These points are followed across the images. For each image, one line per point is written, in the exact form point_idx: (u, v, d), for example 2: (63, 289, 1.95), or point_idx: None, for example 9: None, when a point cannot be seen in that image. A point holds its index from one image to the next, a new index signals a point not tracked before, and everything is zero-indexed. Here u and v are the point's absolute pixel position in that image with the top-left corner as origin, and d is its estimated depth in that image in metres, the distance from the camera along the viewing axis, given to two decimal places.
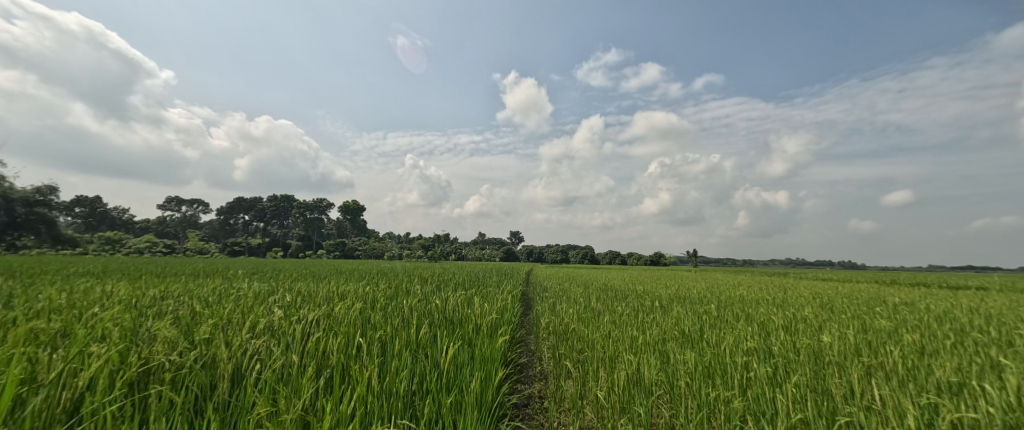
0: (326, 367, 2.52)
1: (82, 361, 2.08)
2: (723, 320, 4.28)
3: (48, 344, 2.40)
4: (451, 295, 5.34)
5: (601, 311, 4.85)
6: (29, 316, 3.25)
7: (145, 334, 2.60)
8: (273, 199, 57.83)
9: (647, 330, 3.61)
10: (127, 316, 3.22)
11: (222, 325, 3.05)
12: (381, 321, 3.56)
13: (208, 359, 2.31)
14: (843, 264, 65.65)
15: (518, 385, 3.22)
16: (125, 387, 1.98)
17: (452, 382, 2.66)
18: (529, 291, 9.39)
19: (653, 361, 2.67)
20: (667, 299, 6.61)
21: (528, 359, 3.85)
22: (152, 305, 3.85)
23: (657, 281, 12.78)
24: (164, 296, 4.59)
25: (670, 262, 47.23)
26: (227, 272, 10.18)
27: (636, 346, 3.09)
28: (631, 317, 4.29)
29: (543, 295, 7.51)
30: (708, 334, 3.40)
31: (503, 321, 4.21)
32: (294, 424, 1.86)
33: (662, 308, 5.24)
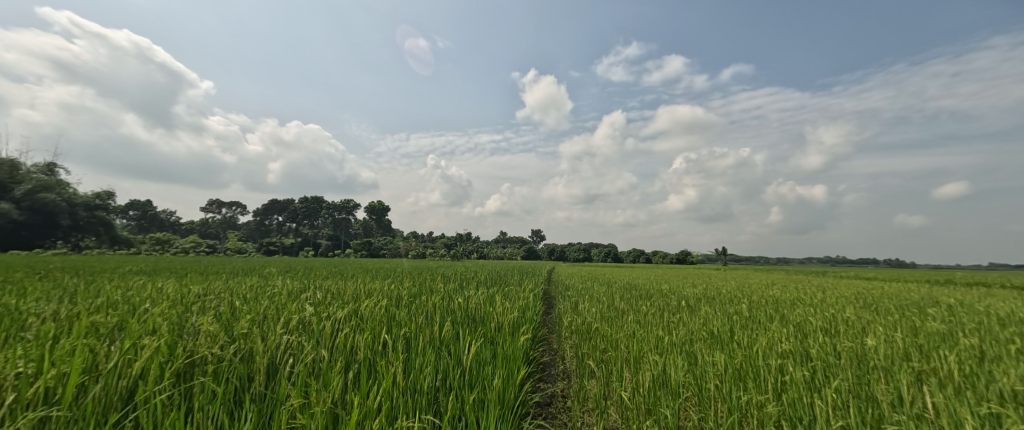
0: (354, 363, 2.58)
1: (136, 353, 2.19)
2: (755, 321, 4.13)
3: (107, 337, 2.55)
4: (473, 293, 5.35)
5: (625, 311, 4.76)
6: (89, 311, 3.46)
7: (190, 328, 2.73)
8: (303, 200, 59.77)
9: (673, 330, 3.53)
10: (175, 311, 3.39)
11: (258, 320, 3.17)
12: (406, 319, 3.61)
13: (246, 353, 2.41)
14: (885, 263, 62.27)
15: (540, 384, 3.21)
16: (173, 378, 2.08)
17: (475, 380, 2.67)
18: (550, 291, 9.29)
19: (680, 361, 2.62)
20: (695, 298, 6.44)
21: (551, 358, 3.84)
22: (195, 302, 4.02)
23: (683, 280, 12.52)
24: (208, 293, 4.80)
25: (697, 261, 46.06)
26: (263, 271, 10.52)
27: (661, 346, 3.03)
28: (656, 317, 4.21)
29: (565, 295, 7.40)
30: (739, 335, 3.29)
31: (524, 319, 4.19)
32: (325, 417, 1.91)
33: (689, 308, 5.11)
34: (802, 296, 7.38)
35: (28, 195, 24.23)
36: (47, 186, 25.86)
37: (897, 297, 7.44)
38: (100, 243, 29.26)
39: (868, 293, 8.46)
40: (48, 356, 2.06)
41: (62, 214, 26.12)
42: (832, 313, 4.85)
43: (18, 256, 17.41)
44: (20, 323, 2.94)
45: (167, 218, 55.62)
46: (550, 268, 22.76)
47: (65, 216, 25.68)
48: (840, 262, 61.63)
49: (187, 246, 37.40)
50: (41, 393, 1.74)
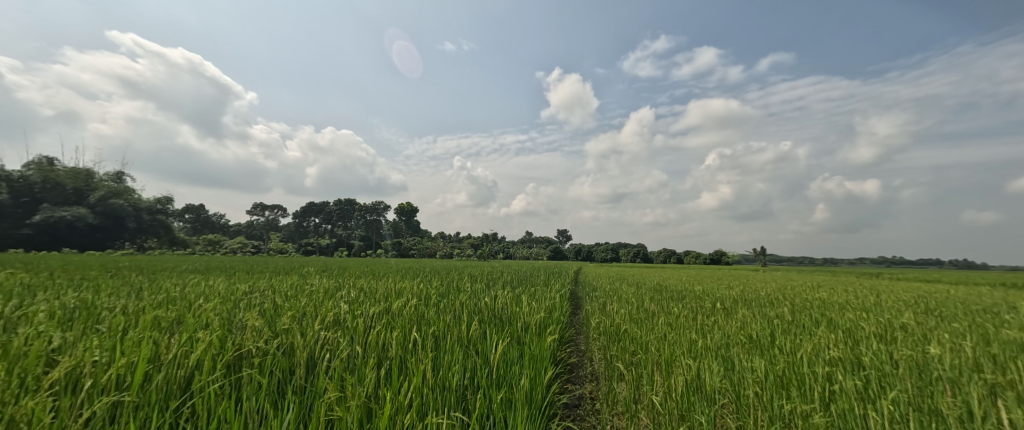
0: (386, 359, 2.62)
1: (193, 345, 2.33)
2: (799, 325, 3.93)
3: (167, 330, 2.73)
4: (500, 293, 5.36)
5: (656, 312, 4.63)
6: (153, 305, 3.73)
7: (238, 324, 2.88)
8: (337, 203, 62.02)
9: (708, 334, 3.41)
10: (225, 307, 3.59)
11: (298, 317, 3.31)
12: (434, 317, 3.65)
13: (287, 347, 2.52)
14: (946, 265, 57.68)
15: (568, 385, 3.17)
16: (224, 370, 2.18)
17: (502, 379, 2.67)
18: (577, 291, 9.22)
19: (716, 365, 2.54)
20: (731, 300, 6.22)
21: (578, 359, 3.79)
22: (243, 298, 4.24)
23: (716, 281, 12.12)
24: (254, 290, 5.09)
25: (732, 261, 44.48)
26: (306, 271, 11.11)
27: (695, 350, 2.92)
28: (689, 319, 4.08)
29: (592, 295, 7.34)
30: (781, 340, 3.14)
31: (551, 319, 4.15)
32: (359, 410, 1.95)
33: (725, 310, 4.93)
34: (851, 299, 6.95)
35: (101, 201, 27.68)
36: (115, 192, 28.94)
37: (961, 302, 6.87)
38: (165, 244, 31.94)
39: (927, 297, 7.85)
40: (119, 346, 2.23)
41: (128, 218, 28.49)
42: (888, 318, 4.54)
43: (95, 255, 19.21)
44: (96, 315, 3.21)
45: (216, 220, 59.31)
46: (579, 269, 22.61)
47: (131, 218, 28.73)
48: (891, 263, 57.84)
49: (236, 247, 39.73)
50: (115, 380, 1.87)
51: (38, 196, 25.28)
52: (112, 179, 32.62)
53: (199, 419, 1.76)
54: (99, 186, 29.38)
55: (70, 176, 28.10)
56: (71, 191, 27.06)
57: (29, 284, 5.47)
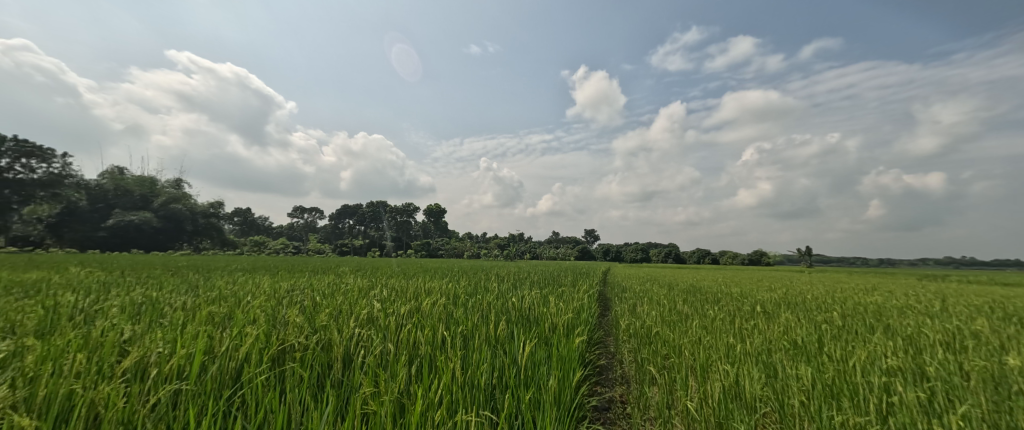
0: (417, 357, 2.66)
1: (243, 339, 2.45)
2: (850, 331, 3.69)
3: (220, 325, 2.89)
4: (527, 293, 5.36)
5: (689, 315, 4.49)
6: (208, 302, 3.97)
7: (281, 320, 3.01)
8: (370, 205, 63.87)
9: (748, 338, 3.25)
10: (270, 304, 3.76)
11: (334, 314, 3.41)
12: (462, 317, 3.67)
13: (325, 343, 2.61)
14: (1017, 266, 52.71)
15: (597, 387, 3.11)
16: (269, 363, 2.28)
17: (530, 380, 2.65)
18: (607, 291, 9.11)
19: (757, 371, 2.44)
20: (772, 303, 5.94)
21: (608, 361, 3.72)
22: (285, 296, 4.44)
23: (753, 283, 11.65)
24: (296, 288, 5.32)
25: (772, 262, 42.52)
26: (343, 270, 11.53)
27: (733, 355, 2.80)
28: (726, 323, 3.92)
29: (622, 296, 7.22)
30: (830, 347, 2.96)
31: (580, 320, 4.10)
32: (392, 405, 1.98)
33: (766, 314, 4.71)
34: (909, 304, 6.47)
35: (163, 206, 30.30)
36: (174, 198, 31.44)
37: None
38: (218, 246, 33.83)
39: (996, 302, 7.20)
40: (177, 338, 2.37)
41: (186, 221, 30.88)
42: (955, 324, 4.20)
43: (157, 256, 20.94)
44: (160, 310, 3.46)
45: (260, 223, 62.60)
46: (609, 269, 22.29)
47: (188, 221, 30.90)
48: (956, 265, 53.24)
49: (278, 247, 41.48)
50: (176, 370, 1.98)
51: (111, 202, 28.36)
52: (172, 185, 35.25)
53: (249, 409, 1.85)
54: (160, 194, 31.91)
55: (139, 185, 31.27)
56: (138, 197, 29.93)
57: (104, 281, 5.98)
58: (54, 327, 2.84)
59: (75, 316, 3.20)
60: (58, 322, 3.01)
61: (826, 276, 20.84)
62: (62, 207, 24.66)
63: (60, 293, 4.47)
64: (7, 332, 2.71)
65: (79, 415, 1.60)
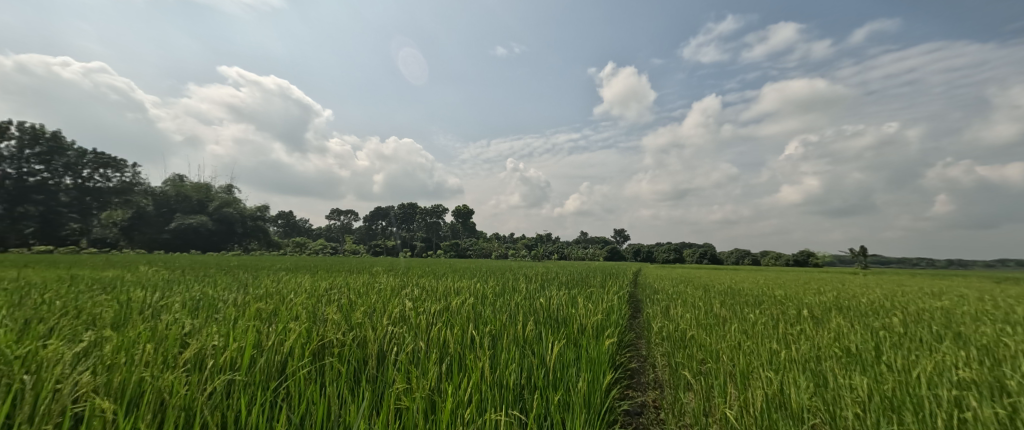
0: (447, 355, 2.68)
1: (287, 335, 2.55)
2: (912, 340, 3.41)
3: (266, 321, 3.03)
4: (557, 294, 5.32)
5: (727, 319, 4.30)
6: (256, 299, 4.16)
7: (320, 317, 3.11)
8: (402, 207, 65.37)
9: (793, 345, 3.08)
10: (310, 302, 3.90)
11: (369, 312, 3.49)
12: (491, 317, 3.67)
13: (361, 340, 2.68)
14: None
15: (629, 391, 3.04)
16: (310, 357, 2.36)
17: (559, 381, 2.61)
18: (637, 293, 8.91)
19: (804, 378, 2.31)
20: (821, 307, 5.59)
21: (640, 364, 3.63)
22: (324, 294, 4.58)
23: (797, 285, 11.09)
24: (333, 287, 5.49)
25: (818, 262, 40.17)
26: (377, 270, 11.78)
27: (775, 362, 2.66)
28: (768, 328, 3.72)
29: (654, 298, 7.02)
30: (888, 356, 2.74)
31: (610, 322, 4.02)
32: (424, 402, 2.00)
33: (813, 319, 4.44)
34: (980, 310, 5.91)
35: (217, 210, 32.38)
36: (227, 202, 33.36)
37: None
38: (264, 246, 35.30)
39: None
40: (229, 333, 2.50)
41: (236, 224, 32.69)
42: None
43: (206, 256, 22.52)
44: (215, 306, 3.66)
45: (300, 225, 65.45)
46: (641, 271, 21.78)
47: (239, 224, 32.82)
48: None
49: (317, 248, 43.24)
50: (229, 361, 2.08)
51: (174, 207, 31.55)
52: (223, 190, 37.54)
53: (293, 400, 1.91)
54: (214, 199, 33.97)
55: (197, 190, 33.42)
56: (196, 202, 32.36)
57: (169, 281, 6.07)
58: (127, 321, 3.07)
59: (144, 311, 3.44)
60: (129, 316, 3.25)
61: (882, 278, 19.47)
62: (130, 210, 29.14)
63: (131, 289, 4.82)
64: (89, 323, 2.94)
65: (148, 401, 1.69)
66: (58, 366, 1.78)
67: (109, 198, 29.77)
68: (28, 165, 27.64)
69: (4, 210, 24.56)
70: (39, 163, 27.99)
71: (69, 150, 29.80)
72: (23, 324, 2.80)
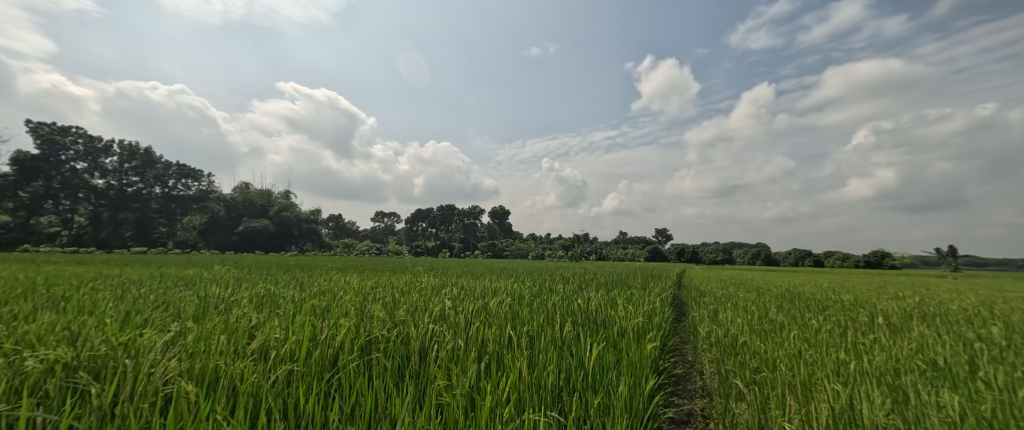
0: (485, 354, 2.67)
1: (338, 330, 2.65)
2: (1010, 354, 2.99)
3: (319, 317, 3.17)
4: (595, 295, 5.19)
5: (783, 324, 4.02)
6: (310, 296, 4.36)
7: (366, 315, 3.22)
8: (443, 208, 66.86)
9: (862, 355, 2.81)
10: (358, 299, 4.04)
11: (412, 310, 3.57)
12: (528, 317, 3.63)
13: (404, 336, 2.74)
14: None
15: (674, 398, 2.90)
16: (358, 352, 2.43)
17: (599, 384, 2.54)
18: (682, 295, 8.56)
19: (876, 391, 2.12)
20: (894, 314, 5.08)
21: (686, 370, 3.47)
22: (370, 293, 4.74)
23: (864, 289, 10.22)
24: (378, 286, 5.69)
25: (888, 262, 36.85)
26: (418, 270, 12.01)
27: (841, 373, 2.44)
28: (830, 336, 3.42)
29: (701, 301, 6.70)
30: (982, 371, 2.42)
31: (652, 325, 3.88)
32: (464, 401, 2.00)
33: (886, 327, 4.03)
34: None
35: (277, 214, 34.36)
36: (286, 207, 35.65)
37: None
38: (317, 247, 37.13)
39: None
40: (289, 327, 2.63)
41: (293, 227, 34.47)
42: None
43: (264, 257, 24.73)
44: (276, 301, 3.89)
45: (348, 227, 68.56)
46: (686, 272, 20.90)
47: (295, 227, 34.67)
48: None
49: (364, 249, 45.06)
50: (288, 353, 2.19)
51: (241, 212, 33.92)
52: (282, 196, 40.13)
53: (343, 392, 1.98)
54: (274, 204, 36.13)
55: (261, 195, 35.95)
56: (260, 206, 34.67)
57: (238, 280, 6.43)
58: (205, 313, 3.32)
59: (218, 305, 3.71)
60: (206, 309, 3.51)
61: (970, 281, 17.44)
62: (205, 216, 32.26)
63: (206, 285, 5.24)
64: (175, 315, 3.22)
65: (222, 387, 1.80)
66: (150, 353, 1.94)
67: (189, 205, 33.27)
68: (127, 177, 31.39)
69: (110, 216, 29.08)
70: (135, 175, 31.67)
71: (158, 162, 33.34)
72: (124, 315, 3.12)
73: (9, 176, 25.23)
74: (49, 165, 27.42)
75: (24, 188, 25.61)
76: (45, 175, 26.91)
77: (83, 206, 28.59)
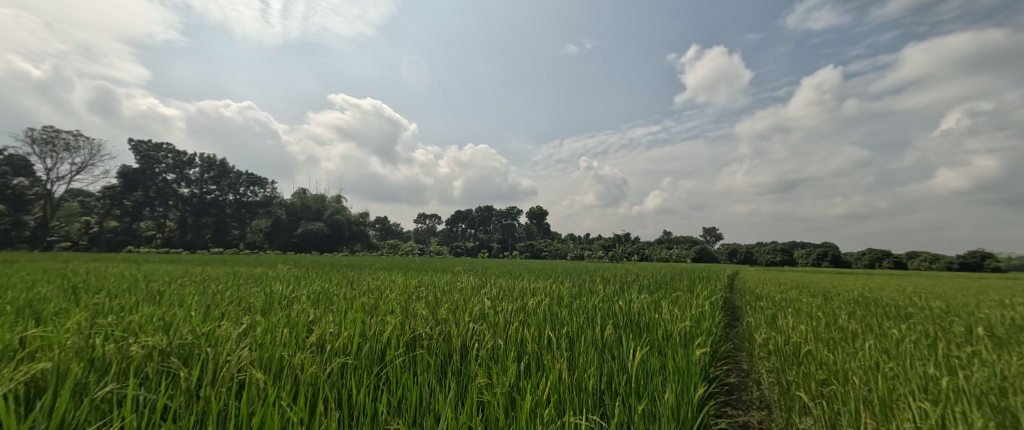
0: (524, 354, 2.64)
1: (384, 326, 2.73)
2: None
3: (368, 313, 3.27)
4: (637, 297, 5.01)
5: (854, 334, 3.66)
6: (360, 294, 4.52)
7: (410, 313, 3.27)
8: (481, 210, 67.82)
9: (955, 370, 2.49)
10: (402, 298, 4.14)
11: (454, 309, 3.60)
12: (567, 318, 3.56)
13: (446, 334, 2.77)
14: None
15: (727, 409, 2.72)
16: (404, 348, 2.49)
17: (642, 389, 2.44)
18: (734, 298, 8.09)
19: (974, 412, 1.88)
20: (990, 325, 4.47)
21: (739, 379, 3.27)
22: (413, 291, 4.83)
23: (952, 294, 9.17)
24: (421, 285, 5.82)
25: (974, 262, 33.13)
26: (458, 269, 12.17)
27: (930, 389, 2.18)
28: (913, 348, 3.06)
29: (757, 305, 6.29)
30: None
31: (700, 329, 3.68)
32: (504, 400, 1.98)
33: (986, 339, 3.55)
34: None
35: (330, 217, 36.28)
36: (338, 210, 37.59)
37: None
38: (366, 248, 38.38)
39: None
40: (342, 323, 2.72)
41: (344, 228, 36.16)
42: None
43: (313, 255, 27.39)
44: (329, 298, 4.06)
45: (392, 229, 71.08)
46: (737, 274, 19.71)
47: (346, 228, 36.28)
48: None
49: (409, 249, 46.48)
50: (342, 347, 2.27)
51: (299, 216, 36.11)
52: (334, 200, 42.33)
53: (391, 386, 2.01)
54: (327, 208, 38.22)
55: (315, 200, 38.07)
56: (315, 209, 36.75)
57: (299, 278, 6.75)
58: (270, 308, 3.54)
59: (281, 300, 3.93)
60: (271, 304, 3.73)
61: None
62: (270, 221, 35.09)
63: (269, 283, 5.59)
64: (246, 309, 3.45)
65: (285, 376, 1.88)
66: (228, 342, 2.06)
67: (256, 209, 35.57)
68: (206, 186, 34.14)
69: (194, 221, 32.15)
70: (213, 184, 34.35)
71: (232, 172, 36.02)
72: (205, 307, 3.39)
73: (116, 187, 28.76)
74: (147, 176, 30.59)
75: (128, 197, 29.10)
76: (144, 186, 30.07)
77: (174, 212, 31.41)
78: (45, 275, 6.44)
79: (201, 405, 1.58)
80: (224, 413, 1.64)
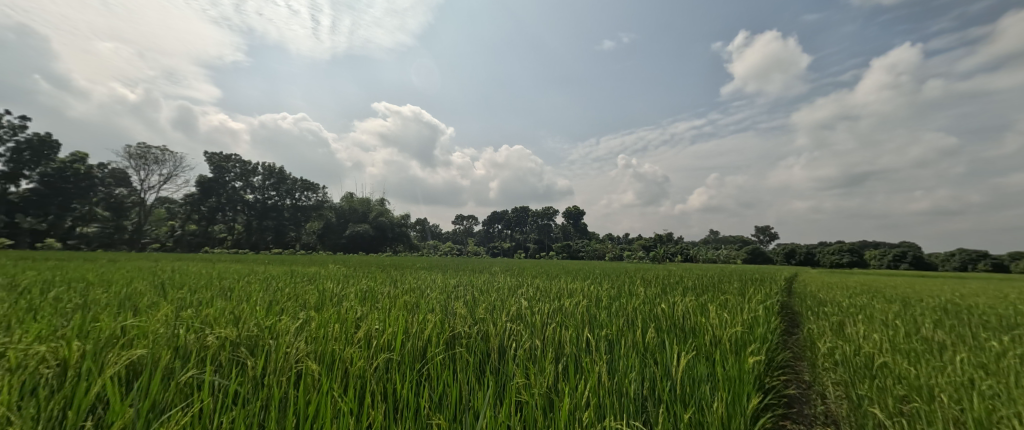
0: (563, 355, 2.59)
1: (426, 323, 2.77)
2: None
3: (410, 311, 3.33)
4: (681, 300, 4.79)
5: (933, 345, 3.29)
6: (402, 293, 4.63)
7: (449, 312, 3.29)
8: (517, 211, 68.06)
9: None
10: (441, 297, 4.18)
11: (491, 309, 3.59)
12: (605, 320, 3.46)
13: (484, 333, 2.76)
14: None
15: (785, 422, 2.53)
16: (444, 346, 2.50)
17: (689, 396, 2.32)
18: (791, 303, 7.56)
19: None
20: None
21: (799, 392, 3.03)
22: (451, 291, 4.89)
23: None
24: (459, 285, 5.89)
25: None
26: (496, 270, 12.22)
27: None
28: (1010, 363, 2.70)
29: (819, 311, 5.83)
30: None
31: (752, 335, 3.46)
32: (544, 401, 1.94)
33: None
34: None
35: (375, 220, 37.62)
36: (382, 212, 38.97)
37: None
38: (408, 249, 39.46)
39: None
40: (386, 319, 2.78)
41: (388, 230, 37.39)
42: None
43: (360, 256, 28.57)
44: (374, 296, 4.18)
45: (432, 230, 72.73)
46: (793, 276, 18.43)
47: (390, 230, 37.49)
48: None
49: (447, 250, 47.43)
50: (386, 342, 2.32)
51: (346, 218, 37.77)
52: (377, 203, 43.89)
53: (434, 381, 2.03)
54: (372, 211, 39.67)
55: (360, 203, 39.66)
56: (361, 212, 38.28)
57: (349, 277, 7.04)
58: (322, 304, 3.69)
59: (332, 297, 4.10)
60: (323, 300, 3.90)
61: None
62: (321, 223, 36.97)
63: (321, 281, 5.87)
64: (301, 305, 3.62)
65: (337, 370, 1.93)
66: (288, 334, 2.16)
67: (310, 212, 37.26)
68: (267, 192, 36.28)
69: (258, 223, 34.27)
70: (272, 189, 36.51)
71: (289, 178, 38.06)
72: (268, 303, 3.60)
73: (195, 195, 31.61)
74: (219, 184, 33.02)
75: (204, 203, 31.98)
76: (217, 193, 32.74)
77: (241, 216, 34.06)
78: (139, 272, 7.14)
79: (265, 393, 1.66)
80: (281, 401, 1.72)
